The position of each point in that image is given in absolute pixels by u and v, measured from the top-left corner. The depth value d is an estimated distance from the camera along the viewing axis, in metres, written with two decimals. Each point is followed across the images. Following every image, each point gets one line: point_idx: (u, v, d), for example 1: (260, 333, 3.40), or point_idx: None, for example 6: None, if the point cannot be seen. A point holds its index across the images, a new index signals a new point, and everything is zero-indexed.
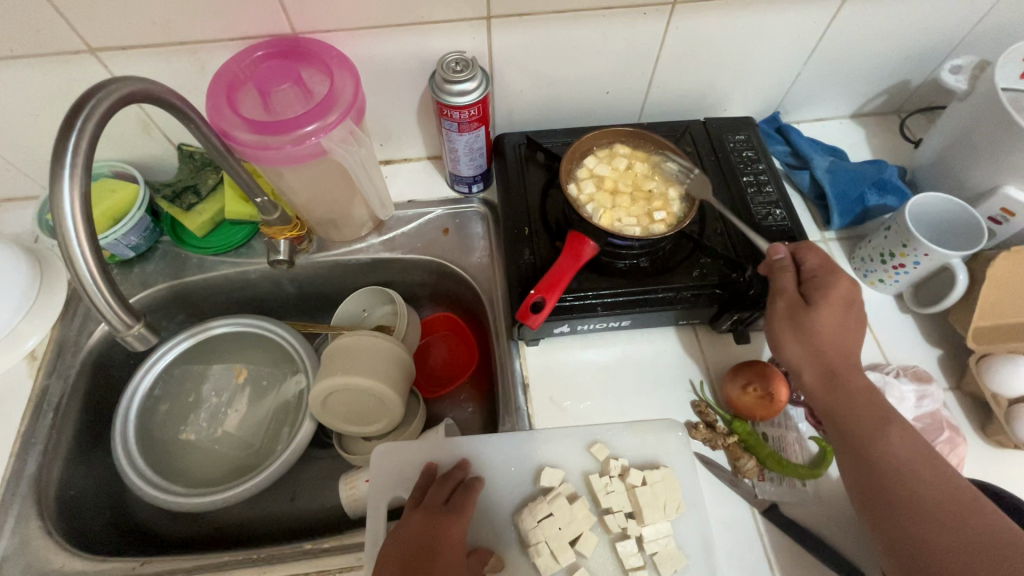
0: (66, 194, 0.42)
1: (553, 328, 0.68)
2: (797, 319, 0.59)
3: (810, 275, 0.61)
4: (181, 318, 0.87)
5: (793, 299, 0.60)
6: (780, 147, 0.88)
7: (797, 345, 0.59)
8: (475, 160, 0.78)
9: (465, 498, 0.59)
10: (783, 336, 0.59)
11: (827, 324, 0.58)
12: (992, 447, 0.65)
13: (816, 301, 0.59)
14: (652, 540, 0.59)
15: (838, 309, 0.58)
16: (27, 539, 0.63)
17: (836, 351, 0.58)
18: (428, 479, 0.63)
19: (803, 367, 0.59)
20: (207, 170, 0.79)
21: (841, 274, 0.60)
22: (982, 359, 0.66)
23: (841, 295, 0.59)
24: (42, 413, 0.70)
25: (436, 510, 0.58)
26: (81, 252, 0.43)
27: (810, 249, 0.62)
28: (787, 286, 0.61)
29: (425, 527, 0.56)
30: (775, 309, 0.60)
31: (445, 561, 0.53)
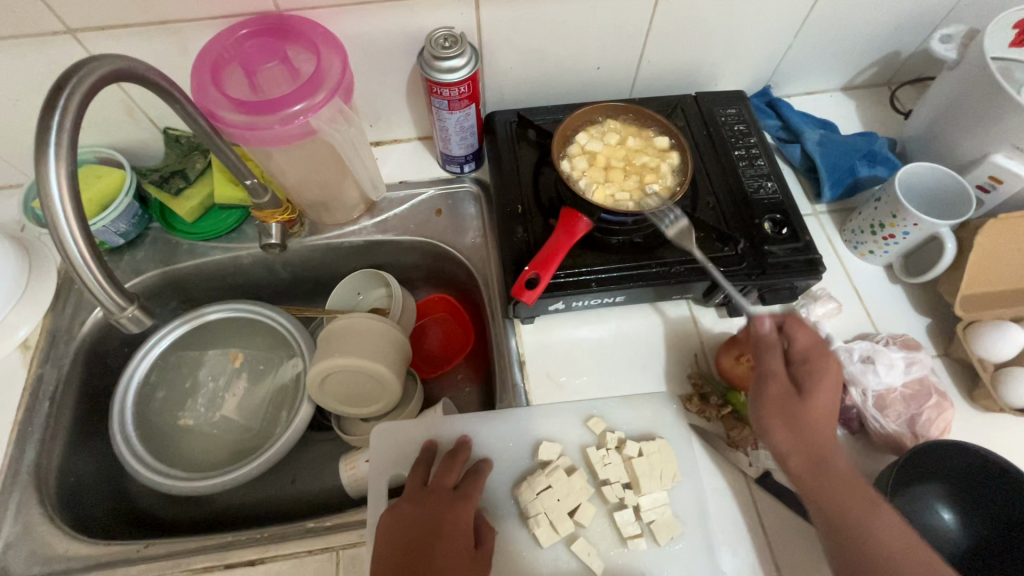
0: (53, 175, 0.42)
1: (548, 306, 0.69)
2: (788, 406, 0.55)
3: (801, 359, 0.58)
4: (174, 306, 0.86)
5: (783, 382, 0.56)
6: (771, 121, 0.88)
7: (787, 431, 0.54)
8: (466, 139, 0.78)
9: (472, 482, 0.60)
10: (773, 421, 0.55)
11: (820, 414, 0.55)
12: (978, 412, 0.67)
13: (810, 392, 0.55)
14: (649, 509, 0.60)
15: (830, 395, 0.55)
16: (30, 525, 0.63)
17: (825, 438, 0.54)
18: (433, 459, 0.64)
19: (787, 450, 0.54)
20: (194, 154, 0.78)
21: (832, 359, 0.57)
22: (968, 326, 0.67)
23: (833, 380, 0.56)
24: (38, 401, 0.70)
25: (444, 491, 0.59)
26: (71, 235, 0.42)
27: (800, 326, 0.59)
28: (775, 367, 0.57)
29: (433, 508, 0.57)
30: (765, 393, 0.56)
31: (452, 541, 0.54)
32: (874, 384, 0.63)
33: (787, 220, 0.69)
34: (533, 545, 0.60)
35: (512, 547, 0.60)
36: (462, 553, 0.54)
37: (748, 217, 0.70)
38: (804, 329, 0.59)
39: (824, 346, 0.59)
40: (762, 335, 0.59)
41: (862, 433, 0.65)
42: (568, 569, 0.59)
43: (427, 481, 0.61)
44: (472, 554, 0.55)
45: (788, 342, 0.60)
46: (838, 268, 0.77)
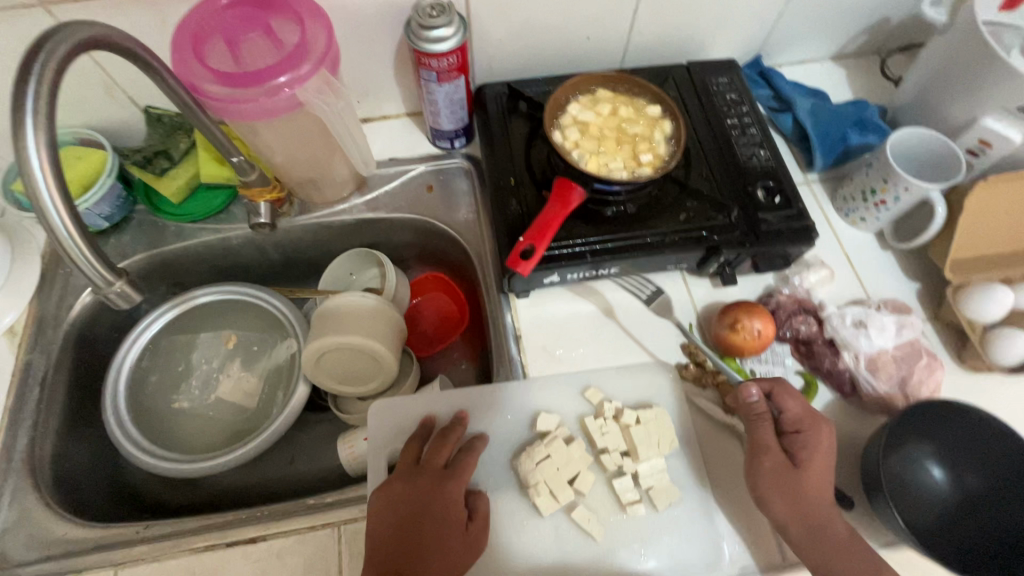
0: (32, 146, 0.40)
1: (543, 279, 0.68)
2: (785, 480, 0.56)
3: (793, 426, 0.59)
4: (163, 290, 0.85)
5: (778, 456, 0.57)
6: (763, 90, 0.87)
7: (785, 504, 0.56)
8: (456, 113, 0.77)
9: (464, 460, 0.60)
10: (772, 495, 0.56)
11: (815, 482, 0.56)
12: (966, 372, 0.68)
13: (804, 463, 0.57)
14: (647, 475, 0.61)
15: (822, 463, 0.57)
16: (26, 510, 0.62)
17: (820, 502, 0.56)
18: (427, 433, 0.64)
19: (786, 520, 0.55)
20: (177, 133, 0.77)
21: (821, 425, 0.59)
22: (957, 290, 0.68)
23: (823, 447, 0.58)
24: (28, 387, 0.69)
25: (434, 471, 0.60)
26: (54, 207, 0.41)
27: (789, 395, 0.59)
28: (769, 440, 0.58)
29: (421, 490, 0.58)
30: (760, 467, 0.57)
31: (439, 522, 0.56)
32: (866, 347, 0.65)
33: (780, 187, 0.69)
34: (533, 514, 0.61)
35: (512, 515, 0.61)
36: (450, 533, 0.56)
37: (741, 185, 0.70)
38: (794, 395, 0.60)
39: (812, 409, 0.60)
40: (750, 405, 0.59)
41: (855, 395, 0.66)
42: (568, 535, 0.60)
43: (420, 459, 0.62)
44: (462, 530, 0.57)
45: (778, 407, 0.60)
46: (830, 236, 0.78)
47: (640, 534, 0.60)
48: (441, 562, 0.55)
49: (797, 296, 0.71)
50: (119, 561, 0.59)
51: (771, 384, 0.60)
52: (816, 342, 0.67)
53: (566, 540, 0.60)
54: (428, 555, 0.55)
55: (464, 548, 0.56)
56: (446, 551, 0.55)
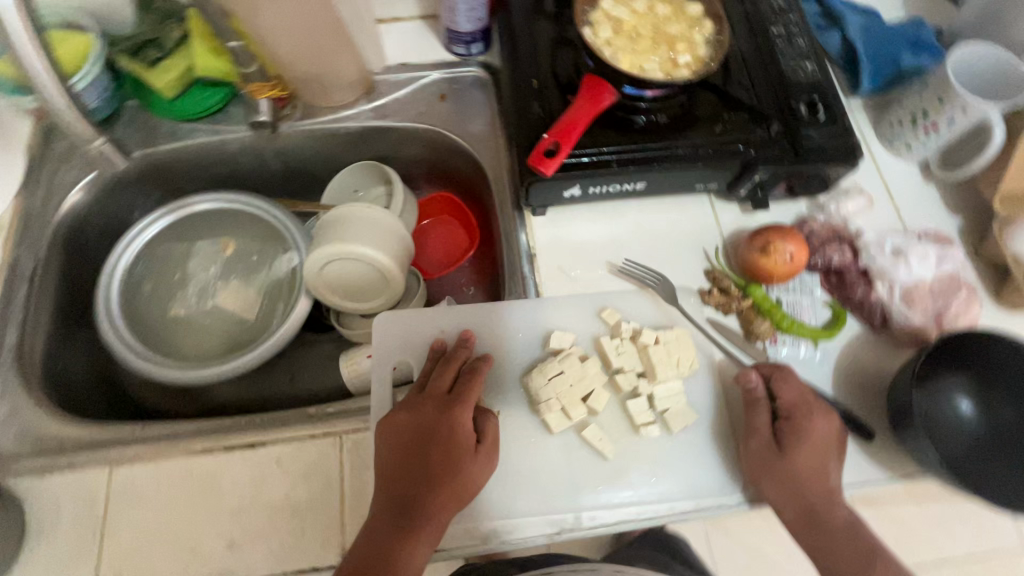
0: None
1: (563, 192, 0.64)
2: (773, 465, 0.53)
3: (785, 413, 0.54)
4: (158, 197, 0.80)
5: (766, 441, 0.54)
6: (811, 5, 0.79)
7: (776, 487, 0.52)
8: (474, 10, 0.70)
9: (469, 385, 0.57)
10: (760, 479, 0.53)
11: (806, 467, 0.52)
12: (1004, 310, 0.65)
13: (789, 447, 0.53)
14: (665, 398, 0.58)
15: (817, 451, 0.52)
16: (17, 406, 0.60)
17: (815, 487, 0.52)
18: (434, 359, 0.60)
19: (779, 506, 0.53)
20: (171, 22, 0.71)
21: (819, 414, 0.53)
22: (1006, 222, 0.63)
23: (819, 436, 0.53)
24: (16, 283, 0.65)
25: (438, 398, 0.56)
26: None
27: (786, 381, 0.55)
28: (760, 423, 0.55)
29: (425, 418, 0.55)
30: (748, 449, 0.55)
31: (445, 450, 0.53)
32: (904, 277, 0.61)
33: (826, 102, 0.63)
34: (543, 432, 0.59)
35: (521, 432, 0.59)
36: (459, 460, 0.53)
37: (784, 98, 0.64)
38: (791, 381, 0.55)
39: (811, 397, 0.55)
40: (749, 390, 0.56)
41: (885, 329, 0.63)
42: (577, 454, 0.58)
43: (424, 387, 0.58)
44: (473, 455, 0.54)
45: (774, 393, 0.56)
46: (871, 166, 0.72)
47: (652, 456, 0.58)
48: (450, 488, 0.52)
49: (832, 224, 0.66)
50: (114, 460, 0.57)
51: (770, 369, 0.57)
52: (847, 272, 0.64)
53: (576, 459, 0.58)
54: (440, 483, 0.52)
55: (477, 472, 0.53)
56: (455, 476, 0.52)
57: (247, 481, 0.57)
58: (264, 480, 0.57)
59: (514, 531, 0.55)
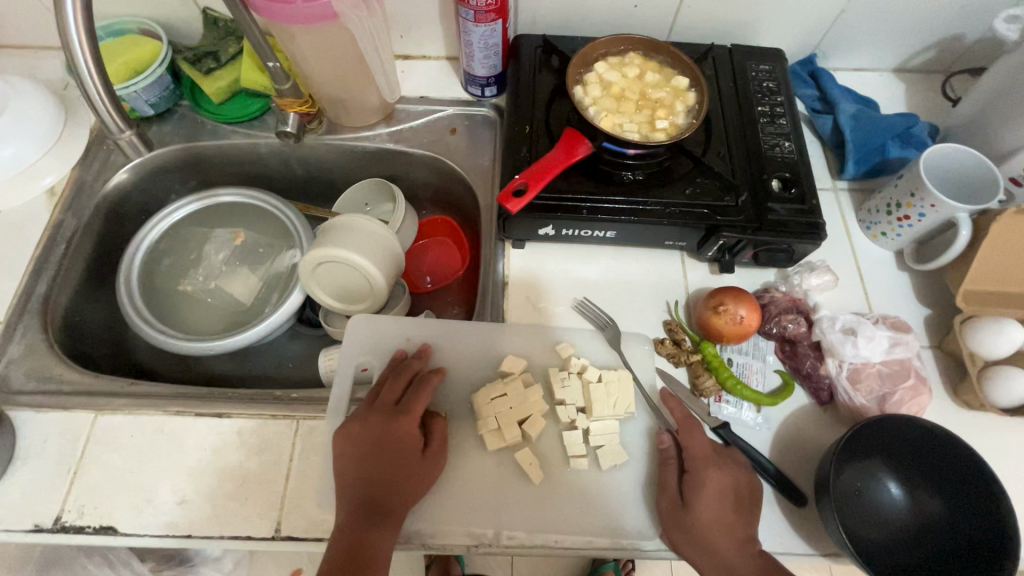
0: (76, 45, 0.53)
1: (538, 229, 0.69)
2: (682, 521, 0.56)
3: (687, 465, 0.58)
4: (193, 185, 0.90)
5: (673, 497, 0.57)
6: (808, 89, 0.84)
7: (687, 543, 0.55)
8: (489, 58, 0.78)
9: (414, 397, 0.61)
10: (675, 536, 0.56)
11: (708, 518, 0.54)
12: (958, 407, 0.65)
13: (691, 500, 0.56)
14: (598, 434, 0.61)
15: (714, 500, 0.55)
16: (33, 347, 0.69)
17: (720, 540, 0.53)
18: (390, 368, 0.65)
19: (698, 562, 0.54)
20: (229, 39, 0.81)
21: (713, 464, 0.56)
22: (966, 320, 0.64)
23: (717, 485, 0.55)
24: (56, 242, 0.75)
25: (388, 409, 0.60)
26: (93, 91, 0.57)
27: (689, 433, 0.59)
28: (669, 481, 0.59)
29: (375, 430, 0.58)
30: (661, 507, 0.58)
31: (399, 453, 0.58)
32: (851, 356, 0.62)
33: (796, 180, 0.67)
34: (481, 447, 0.63)
35: (462, 443, 0.63)
36: (410, 462, 0.58)
37: (756, 172, 0.68)
38: (694, 432, 0.59)
39: (712, 450, 0.58)
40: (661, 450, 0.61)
41: (831, 405, 0.64)
42: (510, 474, 0.61)
43: (376, 396, 0.62)
44: (421, 457, 0.59)
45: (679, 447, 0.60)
46: (846, 247, 0.75)
47: (579, 489, 0.61)
48: (406, 484, 0.57)
49: (793, 296, 0.69)
50: (100, 407, 0.64)
51: (677, 420, 0.61)
52: (800, 343, 0.66)
53: (506, 478, 0.61)
54: (396, 484, 0.57)
55: (426, 471, 0.59)
56: (409, 477, 0.58)
57: (208, 446, 0.63)
58: (222, 448, 0.62)
59: (436, 535, 0.58)
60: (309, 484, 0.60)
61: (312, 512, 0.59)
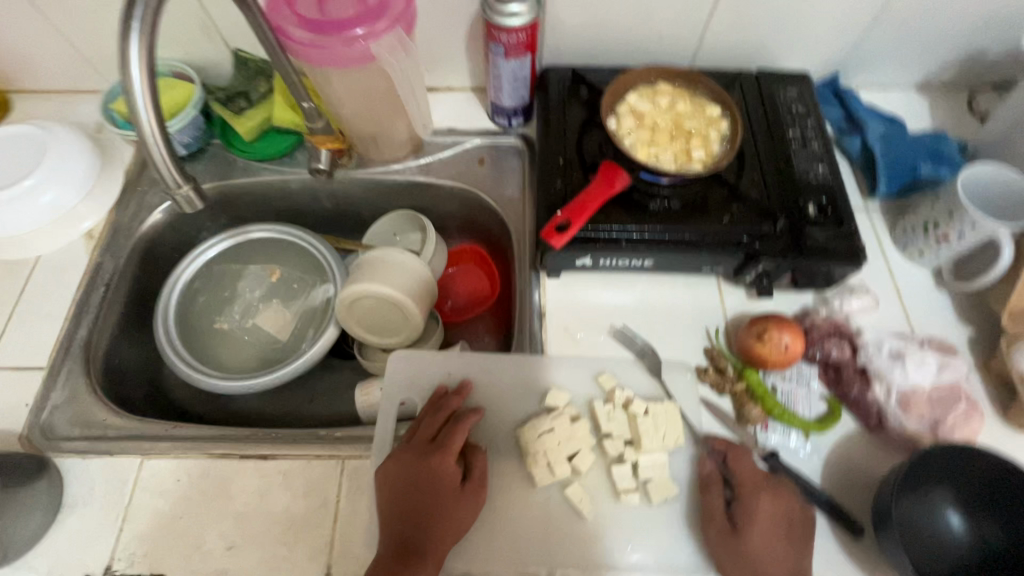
0: (134, 51, 0.43)
1: (575, 260, 0.69)
2: (732, 549, 0.55)
3: (737, 491, 0.58)
4: (223, 222, 0.91)
5: (722, 524, 0.57)
6: (834, 109, 0.85)
7: (739, 572, 0.54)
8: (517, 90, 0.78)
9: (451, 433, 0.61)
10: (725, 566, 0.55)
11: (762, 546, 0.54)
12: (1010, 429, 0.64)
13: (744, 527, 0.55)
14: (648, 468, 0.61)
15: (768, 527, 0.55)
16: (75, 393, 0.69)
17: (776, 569, 0.53)
18: (429, 404, 0.65)
19: None
20: (259, 78, 0.82)
21: (765, 491, 0.57)
22: (1014, 340, 0.64)
23: (769, 512, 0.56)
24: (95, 285, 0.76)
25: (424, 445, 0.61)
26: (147, 123, 0.45)
27: (740, 459, 0.60)
28: (716, 508, 0.58)
29: (412, 465, 0.59)
30: (709, 535, 0.57)
31: (437, 491, 0.58)
32: (899, 381, 0.62)
33: (833, 205, 0.67)
34: (528, 483, 0.62)
35: (507, 480, 0.62)
36: (448, 500, 0.58)
37: (792, 197, 0.68)
38: (743, 458, 0.60)
39: (763, 476, 0.58)
40: (705, 475, 0.61)
41: (880, 431, 0.63)
42: (557, 511, 0.61)
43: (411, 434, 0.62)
44: (459, 494, 0.59)
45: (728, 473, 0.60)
46: (883, 267, 0.74)
47: (628, 525, 0.60)
48: (442, 524, 0.56)
49: (835, 320, 0.68)
50: (145, 452, 0.64)
51: (727, 446, 0.61)
52: (845, 368, 0.65)
53: (554, 514, 0.61)
54: (433, 522, 0.56)
55: (465, 510, 0.58)
56: (447, 515, 0.57)
57: (254, 490, 0.62)
58: (268, 491, 0.62)
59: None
60: (356, 527, 0.60)
61: (360, 555, 0.59)
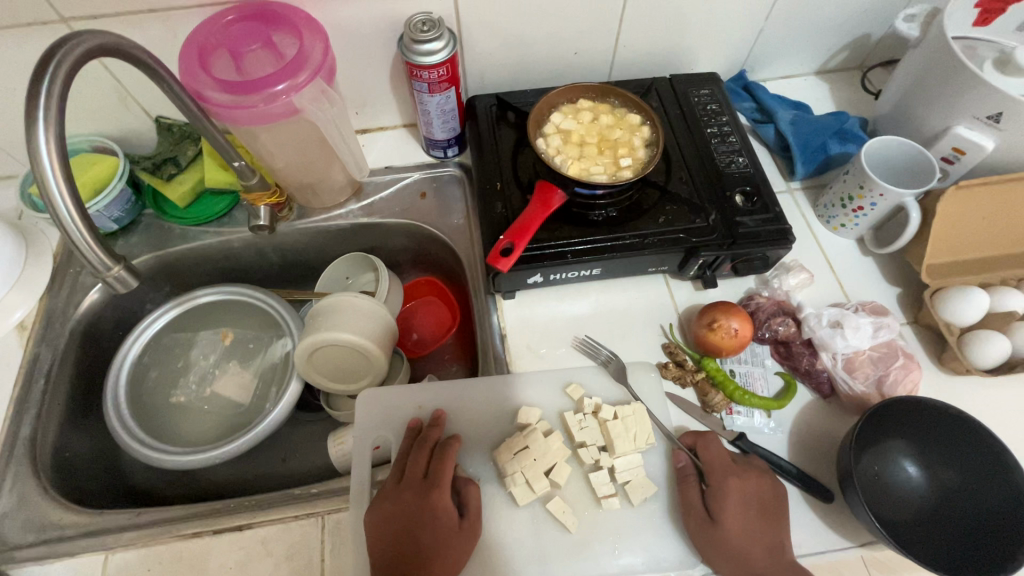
0: (41, 136, 0.43)
1: (527, 279, 0.71)
2: (712, 540, 0.57)
3: (707, 480, 0.60)
4: (167, 290, 0.89)
5: (702, 516, 0.58)
6: (746, 103, 0.90)
7: (722, 559, 0.56)
8: (448, 122, 0.80)
9: (440, 466, 0.61)
10: (710, 557, 0.57)
11: (736, 531, 0.56)
12: (946, 374, 0.69)
13: (719, 516, 0.57)
14: (624, 470, 0.62)
15: (739, 511, 0.57)
16: (26, 495, 0.65)
17: (752, 550, 0.55)
18: (409, 441, 0.65)
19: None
20: (186, 142, 0.80)
21: (734, 476, 0.58)
22: (935, 293, 0.69)
23: (740, 495, 0.58)
24: (34, 379, 0.72)
25: (416, 484, 0.60)
26: (66, 209, 0.44)
27: (707, 447, 0.62)
28: (693, 501, 0.59)
29: (405, 506, 0.59)
30: (690, 528, 0.59)
31: (432, 527, 0.57)
32: (842, 348, 0.65)
33: (757, 193, 0.72)
34: (510, 504, 0.62)
35: (491, 506, 0.62)
36: (445, 535, 0.57)
37: (720, 190, 0.72)
38: (711, 446, 0.62)
39: (731, 460, 0.60)
40: (681, 468, 0.62)
41: (834, 396, 0.67)
42: (544, 526, 0.61)
43: (402, 474, 0.62)
44: (456, 529, 0.58)
45: (700, 462, 0.62)
46: (812, 243, 0.79)
47: (614, 528, 0.61)
48: (440, 561, 0.56)
49: (777, 299, 0.72)
50: (110, 546, 0.61)
51: (694, 438, 0.63)
52: (793, 343, 0.69)
53: (542, 531, 0.61)
54: (431, 560, 0.56)
55: (461, 544, 0.57)
56: (444, 550, 0.57)
57: (232, 564, 0.60)
58: (248, 562, 0.60)
59: None
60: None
61: None
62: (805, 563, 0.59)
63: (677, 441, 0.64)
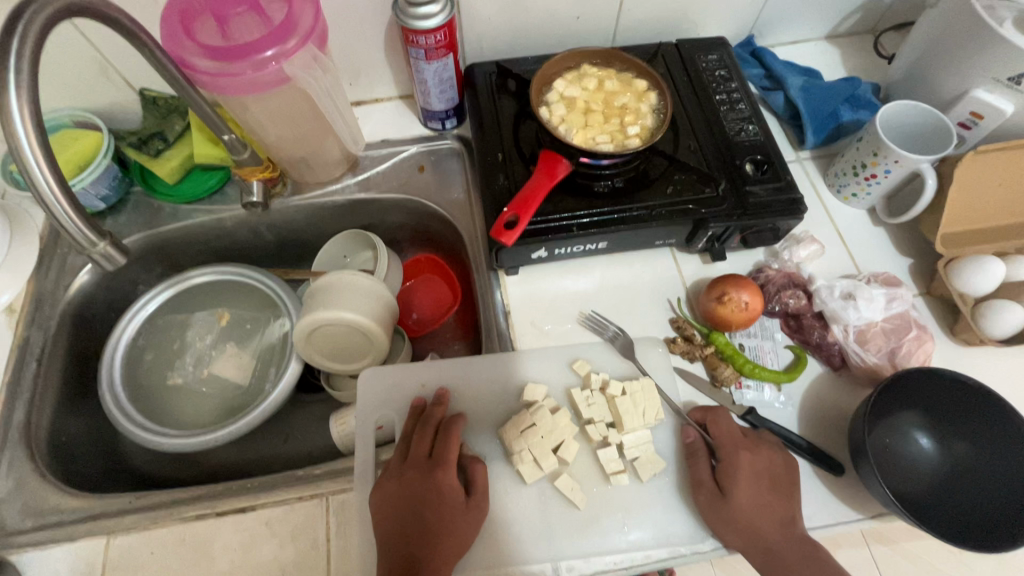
0: (14, 99, 0.40)
1: (530, 254, 0.68)
2: (723, 515, 0.56)
3: (717, 456, 0.59)
4: (160, 271, 0.86)
5: (711, 491, 0.57)
6: (755, 69, 0.87)
7: (733, 533, 0.55)
8: (445, 92, 0.76)
9: (445, 445, 0.60)
10: (721, 531, 0.56)
11: (746, 505, 0.55)
12: (958, 345, 0.68)
13: (729, 490, 0.56)
14: (633, 446, 0.61)
15: (751, 485, 0.56)
16: (22, 481, 0.63)
17: (763, 524, 0.55)
18: (413, 420, 0.64)
19: (745, 549, 0.55)
20: (173, 116, 0.77)
21: (744, 451, 0.57)
22: (949, 263, 0.67)
23: (750, 470, 0.57)
24: (26, 363, 0.70)
25: (420, 464, 0.59)
26: (43, 179, 0.41)
27: (716, 422, 0.61)
28: (703, 476, 0.59)
29: (410, 486, 0.58)
30: (699, 502, 0.58)
31: (439, 507, 0.56)
32: (854, 320, 0.64)
33: (768, 161, 0.69)
34: (518, 482, 0.61)
35: (498, 484, 0.61)
36: (452, 514, 0.56)
37: (729, 159, 0.70)
38: (720, 422, 0.61)
39: (741, 435, 0.59)
40: (690, 444, 0.61)
41: (845, 369, 0.66)
42: (552, 504, 0.60)
43: (406, 454, 0.61)
44: (463, 507, 0.57)
45: (709, 438, 0.61)
46: (822, 214, 0.77)
47: (623, 505, 0.60)
48: (446, 540, 0.55)
49: (787, 272, 0.70)
50: (111, 529, 0.60)
51: (703, 413, 0.62)
52: (804, 316, 0.67)
53: (550, 509, 0.60)
54: (439, 539, 0.55)
55: (468, 522, 0.57)
56: (451, 529, 0.56)
57: (236, 547, 0.59)
58: (252, 544, 0.59)
59: None
60: (351, 562, 0.58)
61: None
62: (814, 536, 0.59)
63: (686, 417, 0.62)
